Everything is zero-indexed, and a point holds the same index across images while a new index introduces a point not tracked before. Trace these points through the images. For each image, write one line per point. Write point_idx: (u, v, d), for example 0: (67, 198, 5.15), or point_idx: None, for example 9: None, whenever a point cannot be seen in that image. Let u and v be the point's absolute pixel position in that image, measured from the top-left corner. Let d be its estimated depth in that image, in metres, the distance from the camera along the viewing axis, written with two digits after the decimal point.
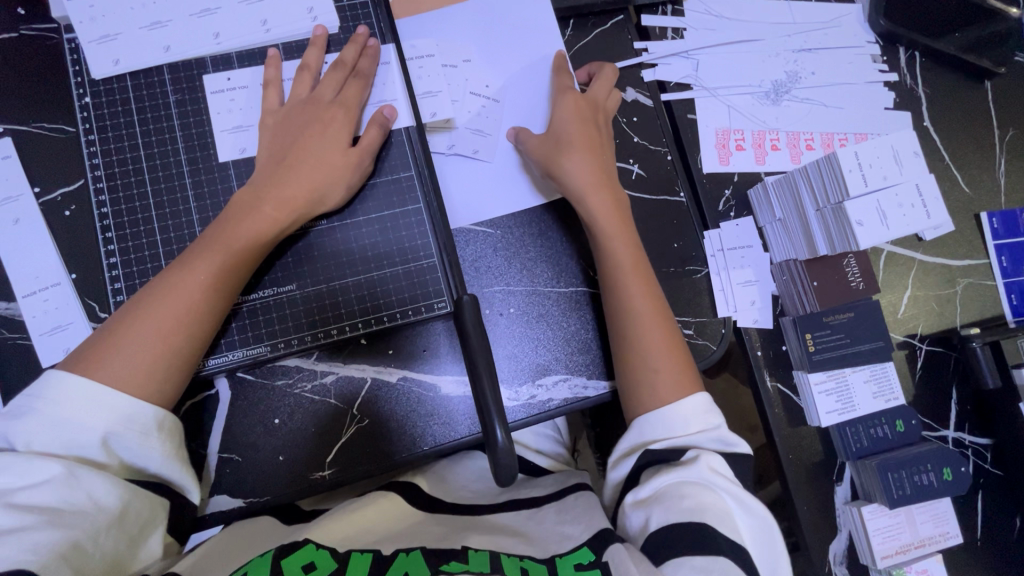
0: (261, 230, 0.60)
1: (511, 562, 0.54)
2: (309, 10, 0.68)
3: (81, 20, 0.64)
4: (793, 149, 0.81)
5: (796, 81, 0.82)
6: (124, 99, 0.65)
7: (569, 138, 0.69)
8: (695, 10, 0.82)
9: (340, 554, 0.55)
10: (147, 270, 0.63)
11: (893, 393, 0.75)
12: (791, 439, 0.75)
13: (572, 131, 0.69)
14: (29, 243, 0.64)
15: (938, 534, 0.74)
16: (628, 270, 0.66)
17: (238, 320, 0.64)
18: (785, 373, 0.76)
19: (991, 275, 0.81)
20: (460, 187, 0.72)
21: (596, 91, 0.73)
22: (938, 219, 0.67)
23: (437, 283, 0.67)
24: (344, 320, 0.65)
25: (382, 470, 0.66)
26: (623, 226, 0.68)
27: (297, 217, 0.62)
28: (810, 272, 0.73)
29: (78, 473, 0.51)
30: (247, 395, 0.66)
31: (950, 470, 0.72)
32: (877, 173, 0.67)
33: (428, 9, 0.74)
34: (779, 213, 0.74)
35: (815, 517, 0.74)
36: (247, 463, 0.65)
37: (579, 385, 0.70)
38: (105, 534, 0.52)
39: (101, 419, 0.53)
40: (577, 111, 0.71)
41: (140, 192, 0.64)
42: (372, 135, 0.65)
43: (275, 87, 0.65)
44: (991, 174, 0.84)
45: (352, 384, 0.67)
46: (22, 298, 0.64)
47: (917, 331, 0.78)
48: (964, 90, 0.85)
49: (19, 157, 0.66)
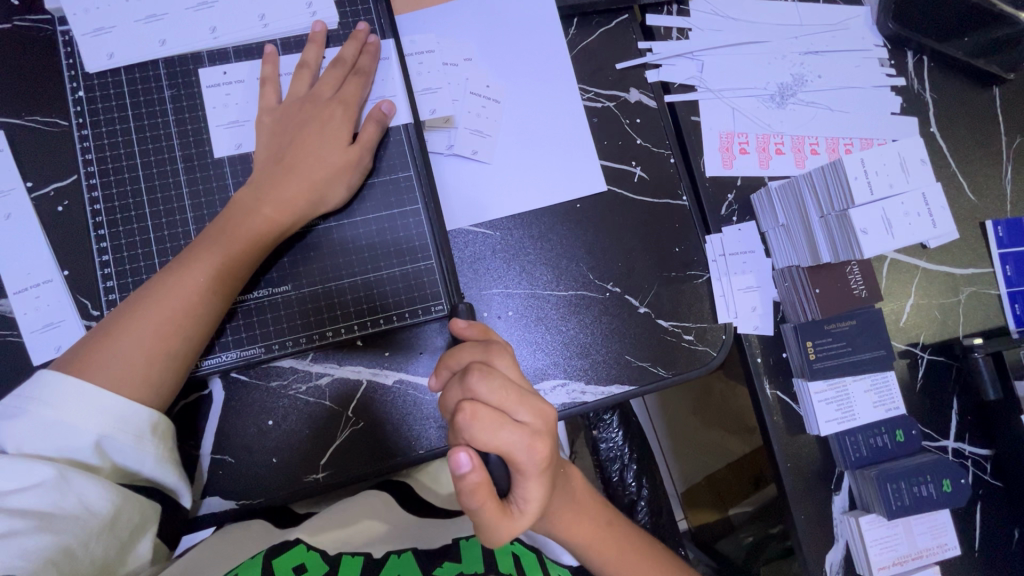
0: (260, 231, 0.59)
1: (504, 550, 0.61)
2: (309, 5, 0.66)
3: (75, 12, 0.63)
4: (798, 153, 0.80)
5: (802, 83, 0.81)
6: (119, 94, 0.64)
7: (533, 495, 0.49)
8: (701, 10, 0.81)
9: (331, 557, 0.58)
10: (140, 268, 0.62)
11: (893, 402, 0.75)
12: (789, 447, 0.74)
13: (523, 474, 0.49)
14: (20, 238, 0.63)
15: (937, 545, 0.74)
16: (594, 547, 0.64)
17: (234, 320, 0.63)
18: (785, 380, 0.75)
19: (996, 284, 0.80)
20: (460, 189, 0.71)
21: (491, 357, 0.51)
22: (944, 229, 0.65)
23: (435, 286, 0.66)
24: (340, 322, 0.64)
25: (379, 474, 0.65)
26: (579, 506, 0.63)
27: (296, 217, 0.61)
28: (813, 279, 0.71)
29: (69, 476, 0.50)
30: (242, 395, 0.65)
31: (949, 482, 0.72)
32: (883, 180, 0.65)
33: (429, 6, 0.73)
34: (782, 219, 0.73)
35: (812, 528, 0.73)
36: (241, 465, 0.64)
37: (578, 390, 0.69)
38: (96, 539, 0.51)
39: (94, 422, 0.53)
40: (527, 458, 0.48)
41: (134, 189, 0.63)
42: (371, 131, 0.64)
43: (273, 85, 0.64)
44: (997, 181, 0.83)
45: (348, 385, 0.66)
46: (13, 294, 0.63)
47: (919, 340, 0.78)
48: (972, 94, 0.84)
49: (12, 150, 0.65)
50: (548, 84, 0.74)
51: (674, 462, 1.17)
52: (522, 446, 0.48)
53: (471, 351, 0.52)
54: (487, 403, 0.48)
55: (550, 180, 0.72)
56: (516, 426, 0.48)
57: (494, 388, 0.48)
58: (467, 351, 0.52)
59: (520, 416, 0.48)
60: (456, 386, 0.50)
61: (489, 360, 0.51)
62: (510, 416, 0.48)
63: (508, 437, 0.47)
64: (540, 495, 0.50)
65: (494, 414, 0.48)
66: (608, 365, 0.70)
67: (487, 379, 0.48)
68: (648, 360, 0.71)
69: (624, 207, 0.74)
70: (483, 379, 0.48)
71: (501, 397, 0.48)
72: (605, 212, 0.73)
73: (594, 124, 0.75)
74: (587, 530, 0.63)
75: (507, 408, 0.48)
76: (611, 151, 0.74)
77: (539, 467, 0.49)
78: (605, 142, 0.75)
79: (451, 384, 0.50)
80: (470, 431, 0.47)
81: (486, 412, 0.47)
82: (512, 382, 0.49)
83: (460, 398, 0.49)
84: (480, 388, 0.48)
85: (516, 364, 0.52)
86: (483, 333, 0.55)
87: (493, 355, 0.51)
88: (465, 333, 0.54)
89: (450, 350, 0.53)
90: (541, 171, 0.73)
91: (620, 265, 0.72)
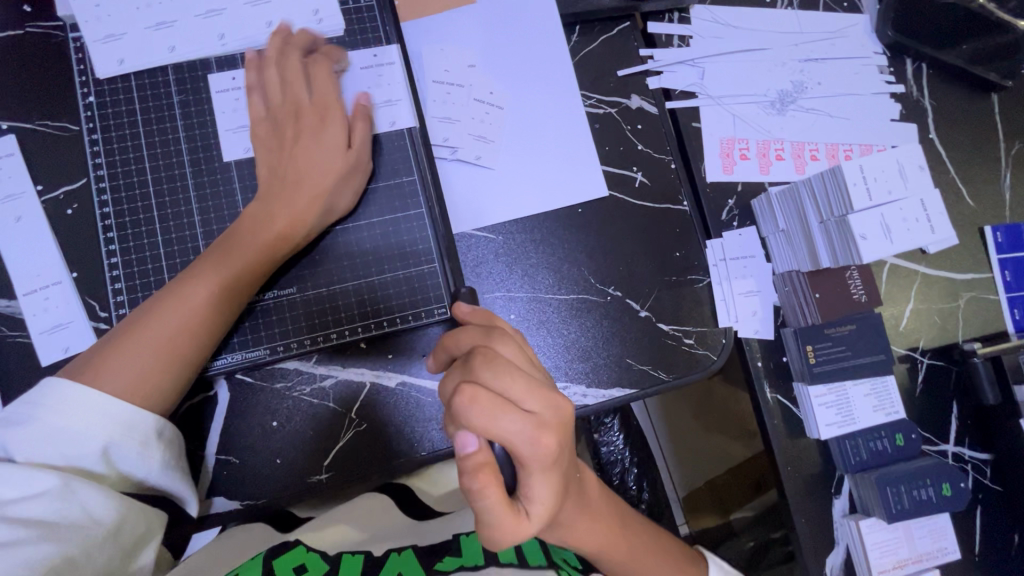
0: (271, 241, 0.60)
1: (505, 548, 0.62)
2: (315, 12, 0.67)
3: (87, 19, 0.64)
4: (798, 159, 0.80)
5: (802, 90, 0.82)
6: (128, 99, 0.65)
7: (539, 492, 0.48)
8: (702, 18, 0.81)
9: (331, 556, 0.59)
10: (149, 271, 0.63)
11: (893, 406, 0.75)
12: (790, 451, 0.74)
13: (525, 467, 0.47)
14: (30, 241, 0.64)
15: (937, 549, 0.74)
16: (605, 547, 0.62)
17: (248, 320, 0.64)
18: (785, 384, 0.75)
19: (995, 289, 0.81)
20: (463, 194, 0.72)
21: (496, 342, 0.51)
22: (942, 235, 0.66)
23: (438, 289, 0.67)
24: (345, 325, 0.65)
25: (382, 475, 0.66)
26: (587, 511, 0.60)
27: (306, 228, 0.62)
28: (813, 283, 0.72)
29: (73, 486, 0.51)
30: (246, 396, 0.65)
31: (949, 486, 0.72)
32: (881, 187, 0.66)
33: (434, 13, 0.74)
34: (782, 224, 0.74)
35: (813, 532, 0.74)
36: (244, 466, 0.65)
37: (579, 392, 0.70)
38: (99, 549, 0.51)
39: (103, 429, 0.53)
40: (530, 449, 0.47)
41: (142, 192, 0.64)
42: (361, 130, 0.65)
43: (257, 93, 0.65)
44: (997, 187, 0.84)
45: (352, 387, 0.67)
46: (22, 296, 0.63)
47: (919, 344, 0.78)
48: (971, 101, 0.85)
49: (23, 154, 0.66)
50: (550, 90, 0.75)
51: (675, 467, 1.18)
52: (520, 434, 0.46)
53: (474, 335, 0.51)
54: (492, 390, 0.47)
55: (552, 184, 0.73)
56: (521, 415, 0.46)
57: (499, 375, 0.47)
58: (470, 334, 0.52)
59: (527, 404, 0.47)
60: (461, 371, 0.49)
61: (490, 344, 0.51)
62: (515, 405, 0.47)
63: (510, 426, 0.46)
64: (547, 492, 0.48)
65: (498, 401, 0.46)
66: (609, 368, 0.71)
67: (492, 366, 0.48)
68: (649, 363, 0.71)
69: (625, 211, 0.74)
70: (487, 365, 0.48)
71: (504, 384, 0.47)
72: (607, 218, 0.74)
73: (595, 130, 0.76)
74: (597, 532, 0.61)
75: (512, 396, 0.47)
76: (613, 157, 0.75)
77: (542, 461, 0.47)
78: (606, 148, 0.75)
79: (457, 368, 0.50)
80: (470, 416, 0.46)
81: (488, 398, 0.46)
82: (517, 370, 0.48)
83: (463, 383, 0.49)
84: (485, 373, 0.48)
85: (519, 352, 0.51)
86: (488, 318, 0.55)
87: (495, 342, 0.51)
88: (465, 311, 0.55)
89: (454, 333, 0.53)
90: (543, 176, 0.73)
91: (621, 269, 0.73)
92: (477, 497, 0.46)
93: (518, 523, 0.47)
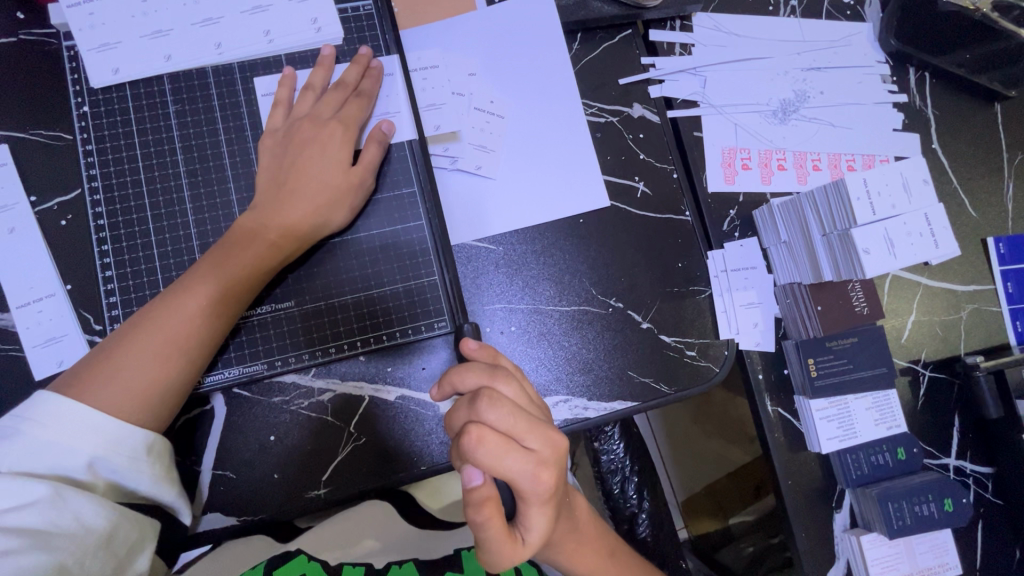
0: (263, 258, 0.60)
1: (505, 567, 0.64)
2: (313, 21, 0.66)
3: (81, 27, 0.63)
4: (801, 169, 0.80)
5: (805, 100, 0.81)
6: (124, 109, 0.64)
7: (536, 524, 0.48)
8: (705, 26, 0.81)
9: (332, 566, 0.61)
10: (143, 283, 0.62)
11: (895, 420, 0.74)
12: (790, 465, 0.74)
13: (525, 500, 0.47)
14: (21, 253, 0.63)
15: (937, 564, 0.74)
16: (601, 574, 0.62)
17: (239, 336, 0.63)
18: (787, 398, 0.75)
19: (997, 301, 0.80)
20: (462, 204, 0.71)
21: (499, 381, 0.50)
22: (946, 249, 0.65)
23: (438, 302, 0.66)
24: (343, 339, 0.65)
25: (382, 490, 0.65)
26: (582, 535, 0.62)
27: (297, 245, 0.61)
28: (815, 297, 0.71)
29: (64, 494, 0.50)
30: (243, 411, 0.65)
31: (951, 501, 0.71)
32: (885, 200, 0.65)
33: (434, 21, 0.74)
34: (785, 236, 0.73)
35: (813, 546, 0.73)
36: (241, 480, 0.64)
37: (580, 406, 0.69)
38: (92, 556, 0.50)
39: (87, 443, 0.53)
40: (531, 486, 0.46)
41: (137, 204, 0.63)
42: (372, 153, 0.64)
43: (285, 108, 0.64)
44: (999, 197, 0.83)
45: (350, 400, 0.66)
46: (14, 308, 0.62)
47: (921, 357, 0.78)
48: (974, 111, 0.84)
49: (15, 164, 0.65)
50: (551, 100, 0.74)
51: (674, 470, 1.22)
52: (524, 473, 0.46)
53: (477, 372, 0.50)
54: (496, 429, 0.47)
55: (553, 196, 0.73)
56: (523, 454, 0.46)
57: (503, 415, 0.47)
58: (474, 372, 0.51)
59: (529, 443, 0.47)
60: (464, 407, 0.48)
61: (494, 384, 0.50)
62: (518, 443, 0.47)
63: (514, 465, 0.46)
64: (544, 523, 0.49)
65: (503, 440, 0.46)
66: (610, 381, 0.70)
67: (496, 406, 0.47)
68: (651, 376, 0.71)
69: (627, 222, 0.74)
70: (492, 406, 0.47)
71: (508, 423, 0.47)
72: (607, 228, 0.73)
73: (596, 139, 0.75)
74: (591, 557, 0.62)
75: (516, 435, 0.47)
76: (614, 167, 0.75)
77: (541, 495, 0.47)
78: (608, 158, 0.75)
79: (460, 403, 0.49)
80: (476, 455, 0.45)
81: (493, 437, 0.46)
82: (520, 409, 0.47)
83: (467, 420, 0.48)
84: (489, 414, 0.47)
85: (521, 391, 0.51)
86: (492, 357, 0.55)
87: (499, 381, 0.50)
88: (468, 346, 0.54)
89: (459, 368, 0.51)
90: (543, 187, 0.73)
91: (623, 281, 0.72)
92: (480, 529, 0.46)
93: (515, 549, 0.48)
